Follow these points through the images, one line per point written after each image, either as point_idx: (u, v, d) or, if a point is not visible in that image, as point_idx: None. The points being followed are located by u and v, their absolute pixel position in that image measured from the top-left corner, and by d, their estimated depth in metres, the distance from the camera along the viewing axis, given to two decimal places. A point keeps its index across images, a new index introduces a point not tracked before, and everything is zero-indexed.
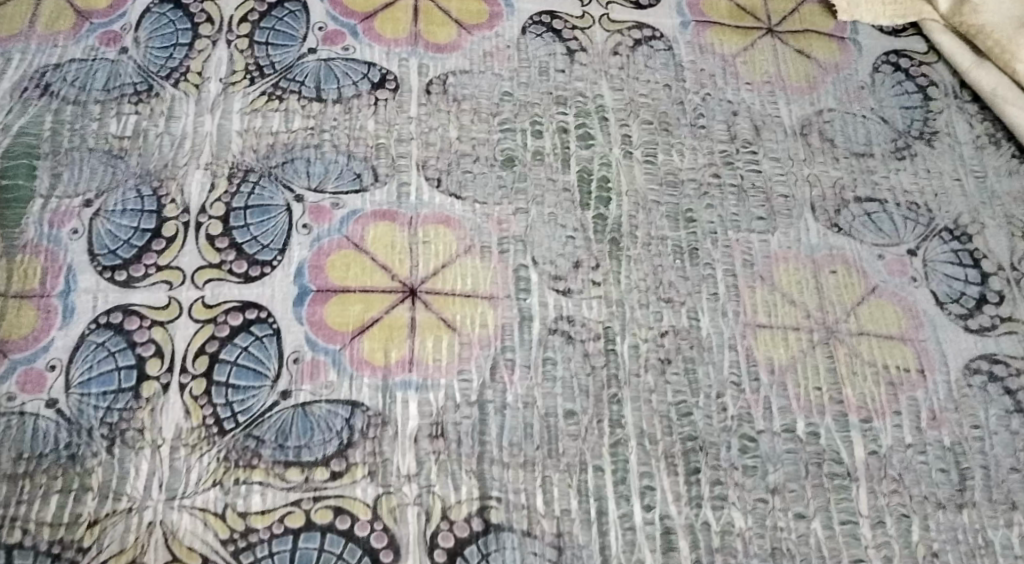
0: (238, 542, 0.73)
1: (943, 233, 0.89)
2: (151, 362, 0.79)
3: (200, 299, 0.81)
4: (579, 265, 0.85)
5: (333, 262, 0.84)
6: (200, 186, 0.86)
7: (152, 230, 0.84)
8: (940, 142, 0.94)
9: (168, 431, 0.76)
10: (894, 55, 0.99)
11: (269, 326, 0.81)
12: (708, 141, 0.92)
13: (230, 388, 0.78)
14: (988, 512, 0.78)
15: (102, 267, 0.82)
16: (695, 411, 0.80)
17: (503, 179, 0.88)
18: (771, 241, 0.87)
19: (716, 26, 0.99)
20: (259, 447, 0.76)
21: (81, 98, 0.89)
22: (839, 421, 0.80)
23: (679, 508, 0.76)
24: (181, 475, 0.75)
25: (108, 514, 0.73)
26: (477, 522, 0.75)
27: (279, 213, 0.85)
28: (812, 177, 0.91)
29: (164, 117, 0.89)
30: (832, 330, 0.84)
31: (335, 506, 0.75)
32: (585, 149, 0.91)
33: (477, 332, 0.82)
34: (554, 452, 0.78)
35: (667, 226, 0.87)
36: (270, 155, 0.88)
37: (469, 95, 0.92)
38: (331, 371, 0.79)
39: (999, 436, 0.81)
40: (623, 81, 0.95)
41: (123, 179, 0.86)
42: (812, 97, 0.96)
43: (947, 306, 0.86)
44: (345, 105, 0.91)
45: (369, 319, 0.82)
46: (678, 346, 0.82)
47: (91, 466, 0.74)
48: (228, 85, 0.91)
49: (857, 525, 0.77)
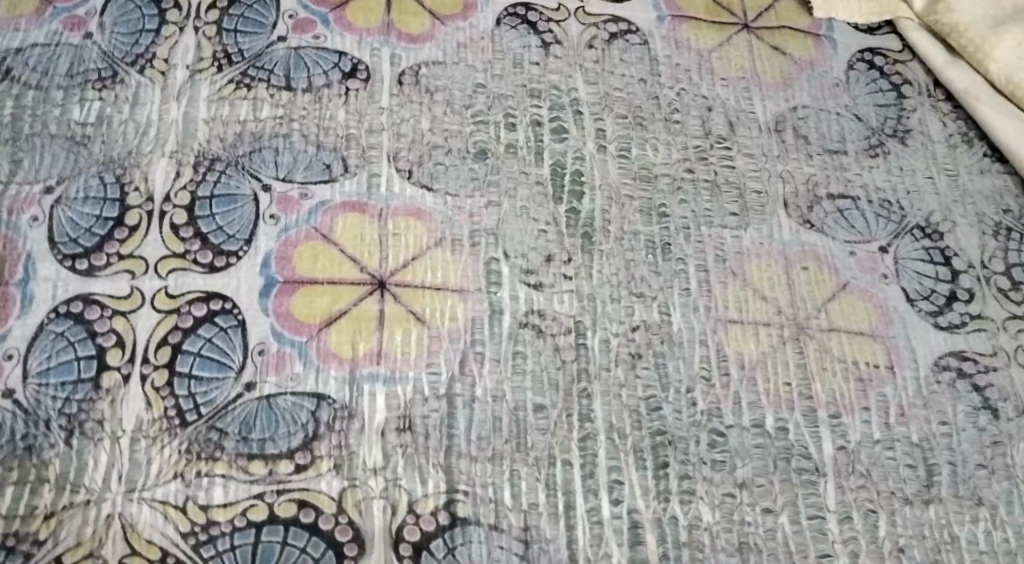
0: (199, 535, 0.72)
1: (915, 231, 0.89)
2: (112, 352, 0.77)
3: (163, 289, 0.80)
4: (550, 259, 0.84)
5: (301, 253, 0.82)
6: (165, 174, 0.85)
7: (115, 218, 0.82)
8: (913, 140, 0.94)
9: (128, 423, 0.75)
10: (869, 53, 0.99)
11: (234, 317, 0.79)
12: (682, 136, 0.91)
13: (193, 379, 0.77)
14: (955, 508, 0.78)
15: (63, 255, 0.80)
16: (665, 406, 0.79)
17: (476, 171, 0.87)
18: (744, 237, 0.87)
19: (692, 20, 0.98)
20: (221, 439, 0.75)
21: (44, 84, 0.87)
22: (808, 417, 0.80)
23: (647, 502, 0.76)
24: (141, 468, 0.73)
25: (65, 507, 0.72)
26: (443, 516, 0.74)
27: (246, 203, 0.84)
28: (785, 173, 0.91)
29: (129, 104, 0.87)
30: (803, 326, 0.84)
31: (299, 500, 0.74)
32: (558, 142, 0.90)
33: (446, 325, 0.81)
34: (522, 446, 0.77)
35: (640, 221, 0.87)
36: (238, 144, 0.86)
37: (442, 86, 0.91)
38: (298, 362, 0.78)
39: (967, 433, 0.81)
40: (597, 75, 0.94)
41: (86, 166, 0.84)
42: (787, 93, 0.95)
43: (917, 303, 0.86)
44: (316, 94, 0.89)
45: (337, 311, 0.80)
46: (649, 341, 0.82)
47: (48, 457, 0.73)
48: (196, 72, 0.90)
49: (824, 520, 0.76)
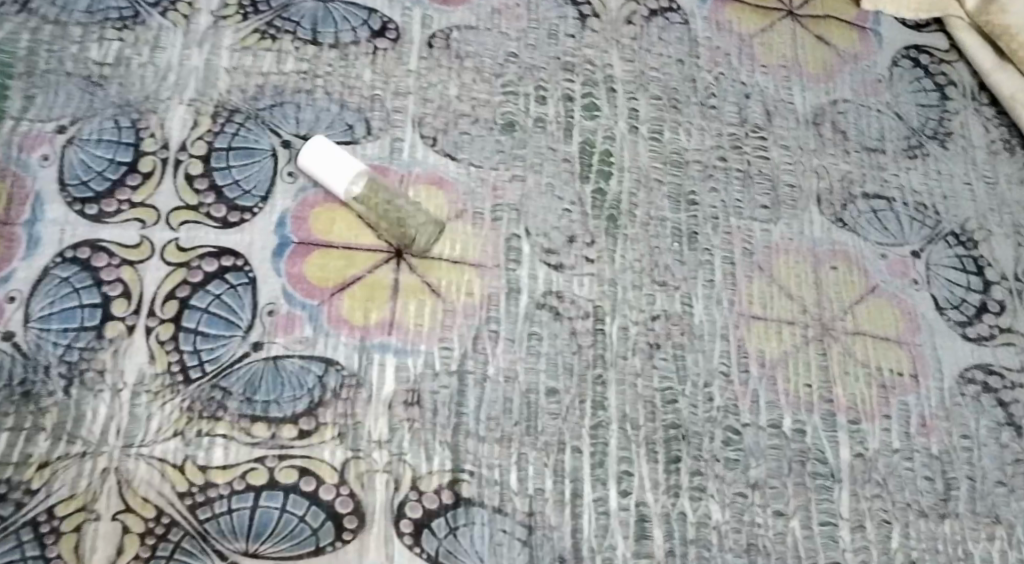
0: (196, 496, 0.70)
1: (949, 237, 0.87)
2: (117, 302, 0.75)
3: (174, 242, 0.77)
4: (572, 240, 0.82)
5: (317, 215, 0.80)
6: (182, 122, 0.82)
7: (128, 163, 0.80)
8: (954, 144, 0.91)
9: (130, 376, 0.73)
10: (914, 50, 0.96)
11: (245, 275, 0.77)
12: (717, 123, 0.89)
13: (199, 336, 0.74)
14: (970, 525, 0.76)
15: (72, 198, 0.78)
16: (681, 399, 0.77)
17: (502, 144, 0.85)
18: (773, 231, 0.84)
19: (734, 3, 0.95)
20: (225, 398, 0.73)
21: (62, 19, 0.84)
22: (826, 420, 0.78)
23: (656, 495, 0.74)
24: (140, 423, 0.71)
25: (60, 457, 0.69)
26: (447, 495, 0.72)
27: (264, 159, 0.81)
28: (820, 168, 0.88)
29: (149, 47, 0.84)
30: (828, 327, 0.81)
31: (301, 467, 0.71)
32: (589, 119, 0.87)
33: (462, 300, 0.78)
34: (532, 430, 0.75)
35: (668, 208, 0.84)
36: (259, 97, 0.84)
37: (473, 53, 0.88)
38: (308, 326, 0.76)
39: (988, 448, 0.79)
40: (634, 53, 0.91)
41: (101, 107, 0.81)
42: (828, 86, 0.92)
43: (946, 311, 0.83)
44: (342, 51, 0.86)
45: (351, 277, 0.78)
46: (669, 331, 0.79)
47: (45, 405, 0.71)
48: (220, 18, 0.86)
49: (836, 527, 0.74)
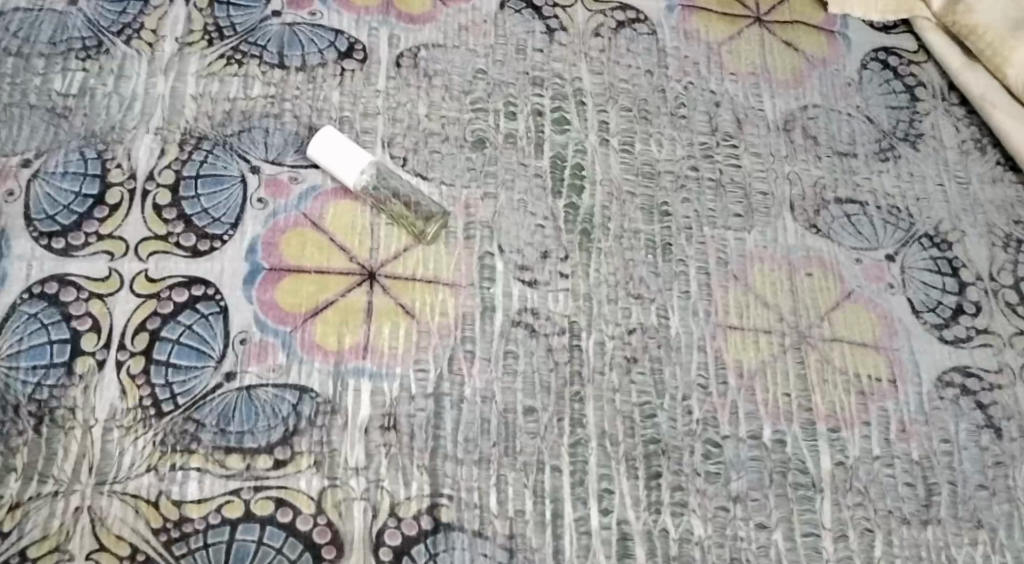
0: (171, 532, 0.69)
1: (923, 239, 0.86)
2: (86, 337, 0.74)
3: (143, 273, 0.77)
4: (546, 256, 0.81)
5: (288, 239, 0.79)
6: (149, 151, 0.81)
7: (95, 195, 0.79)
8: (925, 145, 0.91)
9: (101, 411, 0.72)
10: (883, 52, 0.96)
11: (216, 304, 0.76)
12: (688, 132, 0.88)
13: (171, 368, 0.74)
14: (953, 530, 0.76)
15: (39, 233, 0.77)
16: (660, 414, 0.77)
17: (473, 161, 0.84)
18: (747, 240, 0.84)
19: (702, 11, 0.95)
20: (198, 431, 0.72)
21: (24, 51, 0.84)
22: (807, 430, 0.78)
23: (637, 513, 0.73)
24: (113, 459, 0.71)
25: (32, 498, 0.69)
26: (426, 520, 0.72)
27: (233, 185, 0.81)
28: (793, 174, 0.88)
29: (114, 76, 0.84)
30: (804, 335, 0.81)
31: (277, 498, 0.71)
32: (559, 134, 0.87)
33: (436, 321, 0.78)
34: (510, 450, 0.74)
35: (641, 220, 0.84)
36: (226, 123, 0.83)
37: (442, 70, 0.88)
38: (281, 353, 0.75)
39: (968, 452, 0.78)
40: (603, 65, 0.91)
41: (66, 139, 0.81)
42: (798, 92, 0.92)
43: (922, 314, 0.83)
44: (309, 74, 0.86)
45: (324, 301, 0.77)
46: (646, 345, 0.79)
47: (16, 445, 0.70)
48: (185, 45, 0.86)
49: (819, 538, 0.74)
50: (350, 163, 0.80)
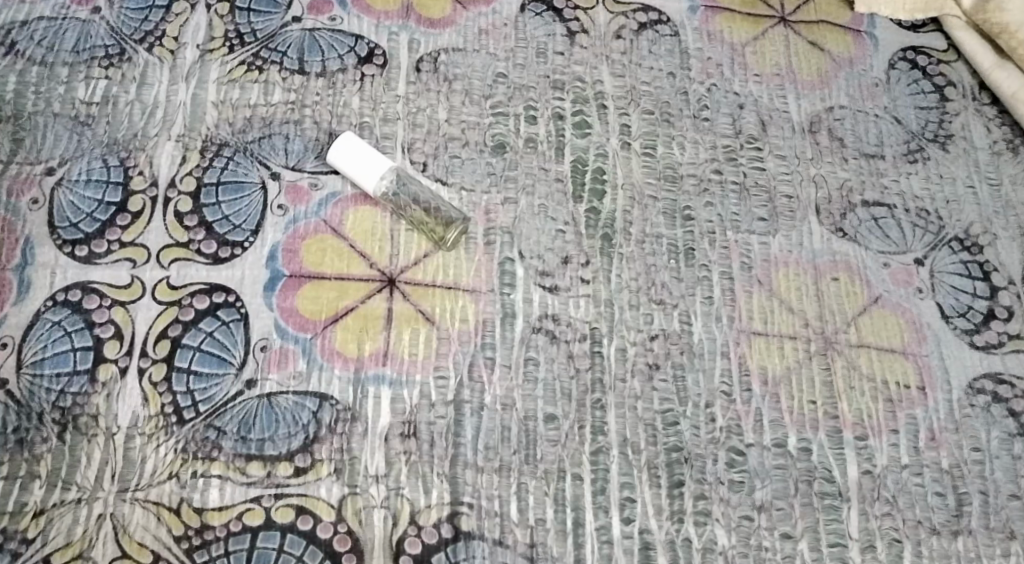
0: (193, 539, 0.69)
1: (953, 242, 0.85)
2: (109, 344, 0.74)
3: (165, 280, 0.77)
4: (567, 262, 0.80)
5: (309, 246, 0.79)
6: (170, 158, 0.81)
7: (117, 203, 0.79)
8: (955, 146, 0.89)
9: (124, 418, 0.72)
10: (911, 52, 0.94)
11: (237, 311, 0.76)
12: (711, 135, 0.87)
13: (192, 375, 0.74)
14: (984, 541, 0.74)
15: (62, 240, 0.77)
16: (682, 421, 0.76)
17: (493, 166, 0.84)
18: (771, 244, 0.83)
19: (726, 12, 0.93)
20: (219, 438, 0.72)
21: (49, 59, 0.84)
22: (832, 438, 0.76)
23: (660, 522, 0.73)
24: (135, 466, 0.71)
25: (55, 505, 0.70)
26: (446, 529, 0.71)
27: (254, 192, 0.81)
28: (819, 177, 0.86)
29: (135, 84, 0.84)
30: (831, 340, 0.80)
31: (297, 506, 0.71)
32: (580, 137, 0.86)
33: (456, 327, 0.77)
34: (531, 458, 0.74)
35: (663, 224, 0.83)
36: (246, 130, 0.83)
37: (462, 75, 0.87)
38: (301, 360, 0.75)
39: (1000, 461, 0.77)
40: (624, 67, 0.90)
41: (89, 147, 0.81)
42: (824, 93, 0.91)
43: (952, 319, 0.82)
44: (329, 80, 0.85)
45: (344, 308, 0.77)
46: (668, 351, 0.78)
47: (40, 452, 0.71)
48: (206, 52, 0.86)
49: (846, 548, 0.73)
50: (366, 173, 0.80)
